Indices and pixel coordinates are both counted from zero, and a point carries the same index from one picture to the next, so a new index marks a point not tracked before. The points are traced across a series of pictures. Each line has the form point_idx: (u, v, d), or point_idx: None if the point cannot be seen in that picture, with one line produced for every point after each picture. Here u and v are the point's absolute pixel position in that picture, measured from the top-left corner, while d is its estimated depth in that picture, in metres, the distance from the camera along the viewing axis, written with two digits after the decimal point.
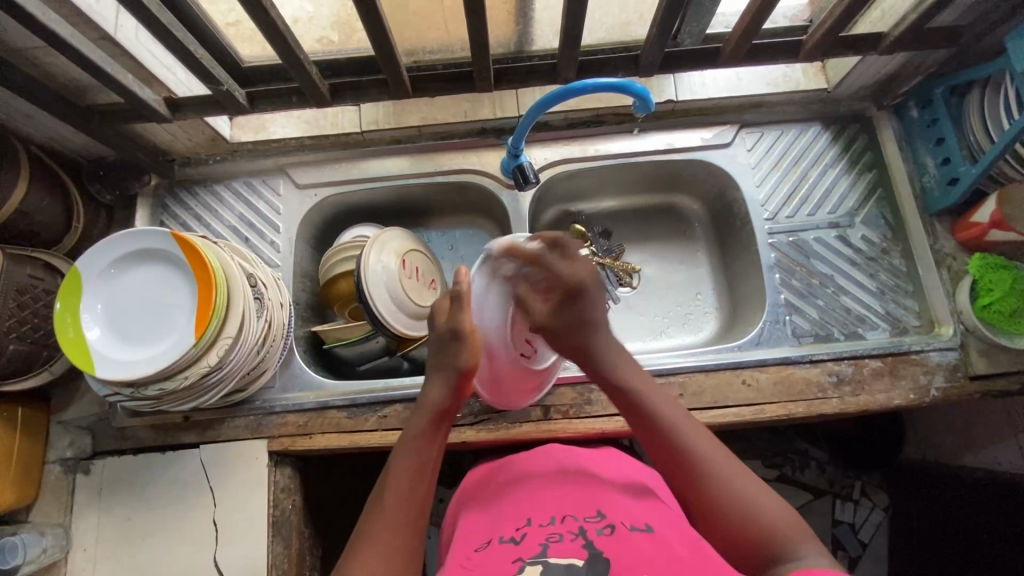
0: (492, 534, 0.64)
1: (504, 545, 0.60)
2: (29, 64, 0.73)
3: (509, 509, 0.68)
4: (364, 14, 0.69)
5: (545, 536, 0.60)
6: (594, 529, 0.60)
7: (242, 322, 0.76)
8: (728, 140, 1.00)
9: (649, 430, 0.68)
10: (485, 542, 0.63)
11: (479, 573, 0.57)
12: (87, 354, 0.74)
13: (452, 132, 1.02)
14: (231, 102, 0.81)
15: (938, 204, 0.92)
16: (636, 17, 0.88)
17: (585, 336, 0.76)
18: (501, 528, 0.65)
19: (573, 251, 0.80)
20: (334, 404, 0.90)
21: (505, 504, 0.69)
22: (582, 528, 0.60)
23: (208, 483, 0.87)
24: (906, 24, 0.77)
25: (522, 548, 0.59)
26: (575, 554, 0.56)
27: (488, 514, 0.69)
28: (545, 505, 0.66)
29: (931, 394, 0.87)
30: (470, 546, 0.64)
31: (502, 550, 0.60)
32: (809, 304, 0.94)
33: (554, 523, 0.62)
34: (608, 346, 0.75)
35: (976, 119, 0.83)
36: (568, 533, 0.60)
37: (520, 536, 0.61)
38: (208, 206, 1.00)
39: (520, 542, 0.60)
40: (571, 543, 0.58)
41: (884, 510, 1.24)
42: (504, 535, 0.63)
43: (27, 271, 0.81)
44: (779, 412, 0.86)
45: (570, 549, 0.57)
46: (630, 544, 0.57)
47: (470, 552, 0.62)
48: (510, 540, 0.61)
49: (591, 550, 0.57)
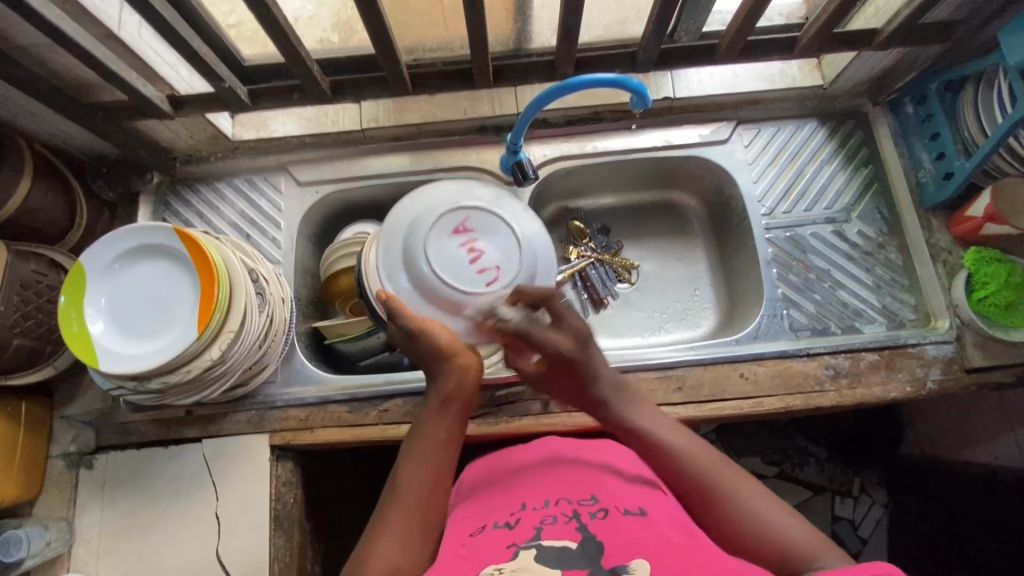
0: (487, 518, 0.65)
1: (499, 529, 0.62)
2: (34, 62, 0.74)
3: (504, 493, 0.69)
4: (365, 11, 0.70)
5: (538, 518, 0.62)
6: (588, 513, 0.61)
7: (244, 316, 0.77)
8: (725, 136, 1.01)
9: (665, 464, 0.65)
10: (482, 524, 0.64)
11: (474, 557, 0.58)
12: (91, 348, 0.75)
13: (452, 130, 1.03)
14: (234, 100, 0.82)
15: (934, 198, 0.93)
16: (633, 15, 0.89)
17: (587, 395, 0.70)
18: (496, 512, 0.66)
19: (556, 313, 0.71)
20: (336, 399, 0.90)
21: (501, 489, 0.70)
22: (576, 511, 0.62)
23: (211, 476, 0.88)
24: (900, 20, 0.78)
25: (516, 532, 0.60)
26: (568, 537, 0.58)
27: (484, 499, 0.70)
28: (539, 490, 0.67)
29: (928, 387, 0.88)
30: (466, 529, 0.65)
31: (496, 533, 0.61)
32: (806, 298, 0.94)
33: (548, 506, 0.63)
34: (615, 394, 0.70)
35: (969, 114, 0.84)
36: (562, 516, 0.61)
37: (514, 519, 0.62)
38: (210, 203, 1.00)
39: (514, 526, 0.61)
40: (564, 525, 0.59)
41: (883, 506, 1.24)
42: (499, 519, 0.64)
43: (31, 266, 0.82)
44: (777, 405, 0.87)
45: (563, 532, 0.59)
46: (623, 528, 0.58)
47: (464, 534, 0.63)
48: (505, 523, 0.62)
49: (584, 533, 0.58)
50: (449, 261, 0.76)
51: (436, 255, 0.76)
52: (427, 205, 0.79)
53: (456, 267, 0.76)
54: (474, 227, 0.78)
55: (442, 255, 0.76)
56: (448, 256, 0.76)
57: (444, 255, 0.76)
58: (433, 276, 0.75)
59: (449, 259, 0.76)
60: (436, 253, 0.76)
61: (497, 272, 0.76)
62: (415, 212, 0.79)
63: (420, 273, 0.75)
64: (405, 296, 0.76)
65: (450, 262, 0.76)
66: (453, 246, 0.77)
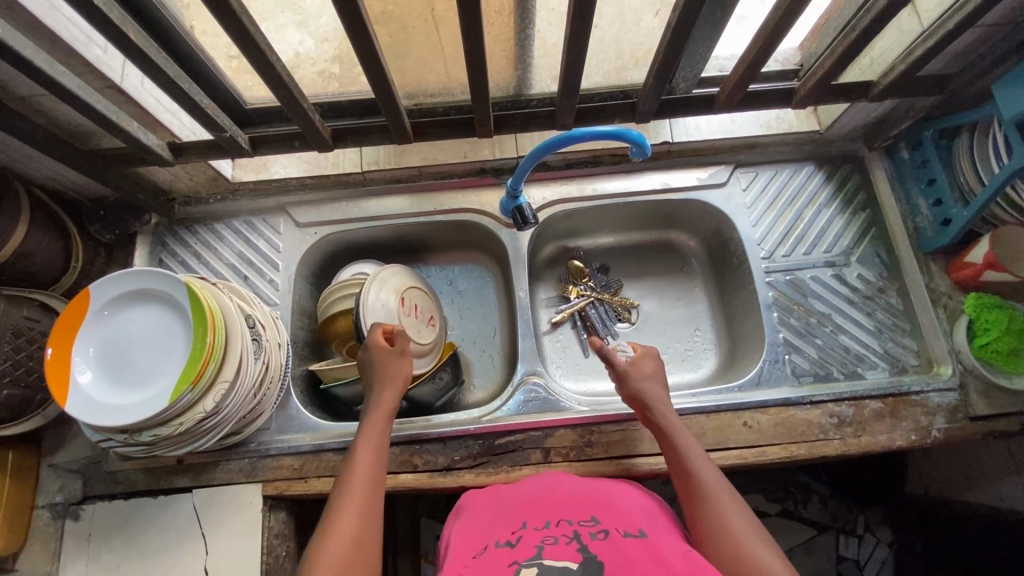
0: (489, 538, 0.64)
1: (501, 548, 0.61)
2: (33, 111, 0.73)
3: (507, 512, 0.68)
4: (366, 66, 0.71)
5: (539, 538, 0.61)
6: (589, 534, 0.61)
7: (239, 366, 0.76)
8: (723, 180, 1.01)
9: (686, 482, 0.71)
10: (484, 544, 0.63)
11: None
12: (65, 389, 0.72)
13: (452, 172, 1.03)
14: (234, 147, 0.82)
15: (932, 244, 0.93)
16: (631, 62, 0.89)
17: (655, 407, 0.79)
18: (499, 531, 0.65)
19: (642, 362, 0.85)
20: (330, 447, 0.88)
21: (499, 512, 0.69)
22: (576, 533, 0.61)
23: (200, 529, 0.85)
24: (895, 75, 0.79)
25: (518, 549, 0.60)
26: (569, 558, 0.58)
27: (483, 519, 0.69)
28: (542, 512, 0.67)
29: (933, 435, 0.87)
30: (468, 552, 0.63)
31: (498, 551, 0.60)
32: (808, 344, 0.94)
33: (549, 526, 0.63)
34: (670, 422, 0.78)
35: (966, 162, 0.85)
36: (562, 537, 0.61)
37: (516, 538, 0.62)
38: (208, 244, 1.00)
39: (516, 543, 0.61)
40: (565, 546, 0.59)
41: (889, 546, 1.22)
42: (501, 538, 0.63)
43: (23, 313, 0.81)
44: (781, 455, 0.86)
45: (564, 552, 0.58)
46: (622, 552, 0.58)
47: (467, 555, 0.62)
48: (507, 542, 0.62)
49: (585, 553, 0.58)
50: (129, 356, 0.76)
51: (136, 343, 0.77)
52: (97, 369, 0.75)
53: (141, 368, 0.75)
54: (109, 378, 0.75)
55: (116, 340, 0.77)
56: (137, 348, 0.77)
57: (152, 346, 0.77)
58: (126, 369, 0.75)
59: (157, 350, 0.77)
60: (178, 328, 0.77)
61: (153, 375, 0.75)
62: (144, 357, 0.76)
63: (133, 383, 0.74)
64: (177, 361, 0.75)
65: (115, 349, 0.77)
66: (116, 379, 0.75)
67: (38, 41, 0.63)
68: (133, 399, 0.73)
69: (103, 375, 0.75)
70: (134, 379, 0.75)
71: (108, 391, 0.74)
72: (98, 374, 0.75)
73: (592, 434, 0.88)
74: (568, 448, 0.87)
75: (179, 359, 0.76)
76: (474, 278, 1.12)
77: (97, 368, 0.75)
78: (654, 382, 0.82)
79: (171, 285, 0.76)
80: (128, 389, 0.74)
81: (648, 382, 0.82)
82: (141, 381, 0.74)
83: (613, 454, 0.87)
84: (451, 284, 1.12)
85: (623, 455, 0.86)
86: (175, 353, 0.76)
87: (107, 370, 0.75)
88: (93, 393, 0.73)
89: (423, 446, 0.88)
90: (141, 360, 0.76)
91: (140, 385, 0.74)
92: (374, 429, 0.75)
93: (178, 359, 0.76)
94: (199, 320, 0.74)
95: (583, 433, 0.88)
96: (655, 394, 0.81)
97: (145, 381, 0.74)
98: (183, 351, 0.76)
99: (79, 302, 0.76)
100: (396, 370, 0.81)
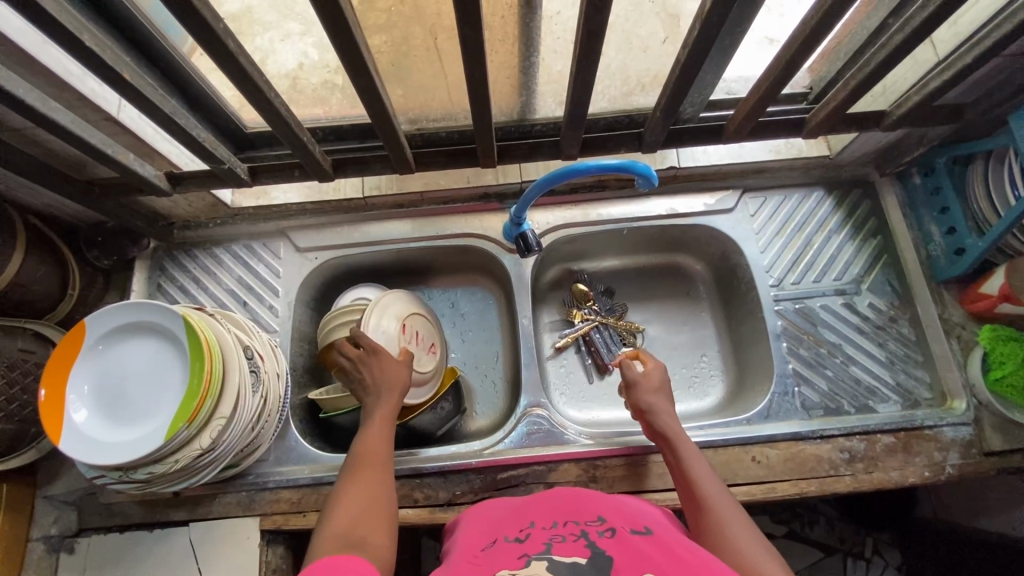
0: (497, 535, 0.61)
1: (509, 542, 0.58)
2: (29, 143, 0.72)
3: (511, 515, 0.65)
4: (366, 102, 0.69)
5: (547, 536, 0.57)
6: (596, 532, 0.57)
7: (236, 400, 0.74)
8: (731, 206, 0.99)
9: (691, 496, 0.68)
10: (492, 539, 0.61)
11: (485, 569, 0.53)
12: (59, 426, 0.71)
13: (455, 197, 1.01)
14: (232, 177, 0.80)
15: (946, 273, 0.91)
16: (637, 88, 0.88)
17: (660, 419, 0.77)
18: (505, 529, 0.62)
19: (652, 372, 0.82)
20: (330, 480, 0.87)
21: (504, 515, 0.66)
22: (584, 531, 0.58)
23: (196, 564, 0.84)
24: (909, 105, 0.77)
25: (527, 545, 0.56)
26: (579, 553, 0.53)
27: (486, 524, 0.65)
28: (547, 512, 0.63)
29: (947, 472, 0.85)
30: (476, 546, 0.60)
31: (506, 546, 0.57)
32: (818, 375, 0.92)
33: (556, 526, 0.59)
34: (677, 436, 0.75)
35: (980, 191, 0.83)
36: (570, 535, 0.57)
37: (524, 535, 0.59)
38: (207, 269, 0.99)
39: (524, 540, 0.57)
40: (573, 543, 0.55)
41: (898, 569, 1.17)
42: (510, 534, 0.60)
43: (17, 344, 0.80)
44: (791, 491, 0.84)
45: (574, 549, 0.54)
46: (633, 547, 0.54)
47: (476, 549, 0.59)
48: (516, 538, 0.59)
49: (593, 549, 0.54)
50: (125, 390, 0.75)
51: (132, 376, 0.76)
52: (92, 403, 0.74)
53: (136, 402, 0.74)
54: (103, 412, 0.73)
55: (111, 373, 0.76)
56: (133, 381, 0.76)
57: (148, 379, 0.75)
58: (121, 403, 0.74)
59: (153, 384, 0.75)
60: (174, 360, 0.76)
61: (148, 408, 0.73)
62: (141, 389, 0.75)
63: (129, 417, 0.73)
64: (173, 394, 0.74)
65: (110, 382, 0.75)
66: (111, 413, 0.73)
67: (32, 77, 0.62)
68: (127, 434, 0.71)
69: (99, 409, 0.74)
70: (128, 414, 0.73)
71: (103, 426, 0.72)
72: (93, 408, 0.73)
73: (597, 469, 0.86)
74: (572, 483, 0.85)
75: (175, 392, 0.74)
76: (476, 301, 1.10)
77: (92, 402, 0.74)
78: (660, 397, 0.80)
79: (167, 317, 0.75)
80: (124, 423, 0.72)
81: (656, 393, 0.80)
82: (136, 415, 0.73)
83: (618, 489, 0.85)
84: (453, 307, 1.10)
85: (628, 491, 0.85)
86: (171, 385, 0.74)
87: (102, 404, 0.74)
88: (87, 429, 0.72)
89: (425, 479, 0.86)
90: (138, 393, 0.75)
91: (135, 420, 0.73)
92: (374, 432, 0.74)
93: (174, 392, 0.74)
94: (194, 351, 0.73)
95: (588, 468, 0.86)
96: (661, 405, 0.79)
97: (140, 416, 0.73)
98: (178, 384, 0.74)
99: (75, 335, 0.75)
100: (392, 378, 0.80)
